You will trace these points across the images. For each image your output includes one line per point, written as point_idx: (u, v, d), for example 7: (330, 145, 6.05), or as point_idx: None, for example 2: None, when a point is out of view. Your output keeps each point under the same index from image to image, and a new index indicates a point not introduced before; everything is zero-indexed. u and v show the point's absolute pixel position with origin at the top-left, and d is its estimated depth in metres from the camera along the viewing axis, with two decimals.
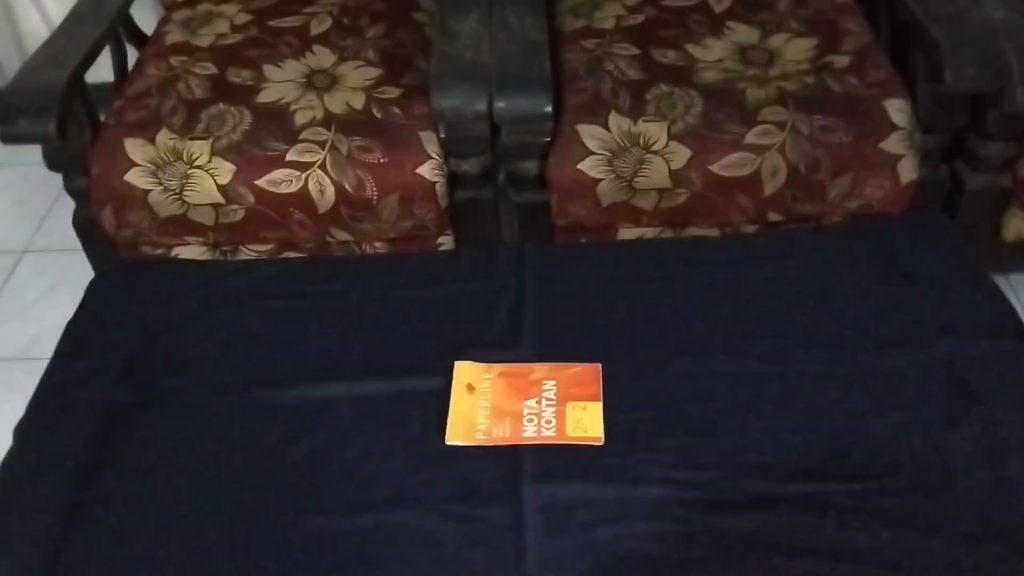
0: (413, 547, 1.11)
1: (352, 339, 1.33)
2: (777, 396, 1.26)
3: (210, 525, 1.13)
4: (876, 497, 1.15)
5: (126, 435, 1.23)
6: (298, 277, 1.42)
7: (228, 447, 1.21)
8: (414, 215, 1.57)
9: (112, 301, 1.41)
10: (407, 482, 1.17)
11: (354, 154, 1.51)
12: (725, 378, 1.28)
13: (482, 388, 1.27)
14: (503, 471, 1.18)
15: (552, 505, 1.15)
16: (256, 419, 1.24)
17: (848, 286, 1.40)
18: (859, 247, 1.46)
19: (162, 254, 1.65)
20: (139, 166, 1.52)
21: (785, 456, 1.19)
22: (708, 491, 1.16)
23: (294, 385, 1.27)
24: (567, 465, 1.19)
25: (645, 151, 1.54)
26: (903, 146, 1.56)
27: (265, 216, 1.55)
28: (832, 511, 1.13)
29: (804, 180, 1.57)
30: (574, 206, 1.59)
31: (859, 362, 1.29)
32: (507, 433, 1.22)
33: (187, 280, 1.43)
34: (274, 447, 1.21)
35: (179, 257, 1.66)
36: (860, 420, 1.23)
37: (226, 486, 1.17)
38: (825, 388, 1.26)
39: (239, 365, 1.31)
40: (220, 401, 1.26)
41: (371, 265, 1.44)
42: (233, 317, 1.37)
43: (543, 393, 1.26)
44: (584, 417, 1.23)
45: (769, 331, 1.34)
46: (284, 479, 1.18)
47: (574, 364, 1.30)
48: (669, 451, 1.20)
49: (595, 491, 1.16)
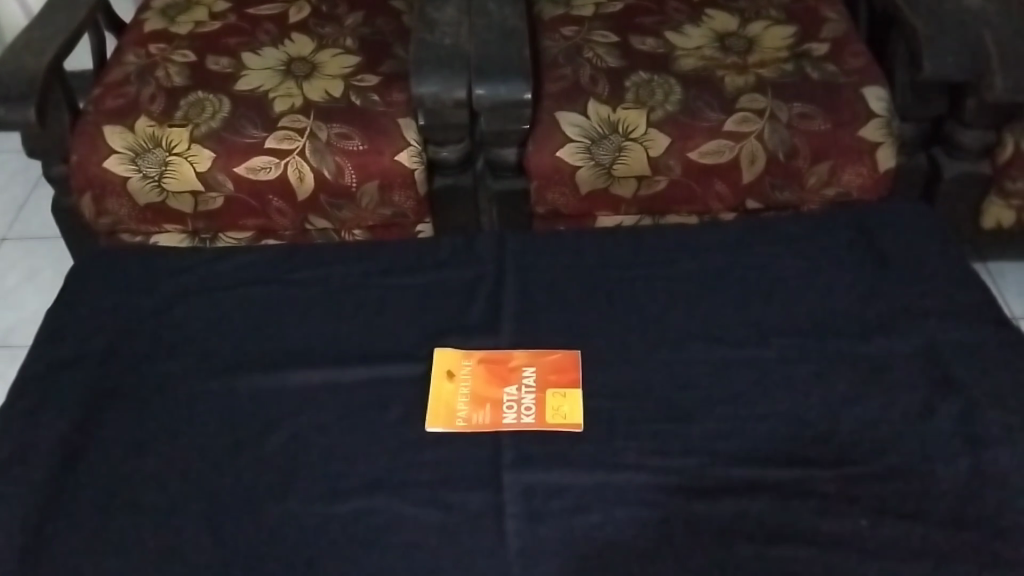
0: (396, 534, 1.11)
1: (333, 325, 1.33)
2: (757, 382, 1.27)
3: (192, 513, 1.14)
4: (855, 483, 1.16)
5: (106, 423, 1.23)
6: (280, 262, 1.42)
7: (210, 435, 1.21)
8: (393, 202, 1.57)
9: (92, 287, 1.40)
10: (389, 468, 1.17)
11: (333, 141, 1.51)
12: (706, 364, 1.29)
13: (463, 374, 1.27)
14: (485, 458, 1.19)
15: (532, 491, 1.15)
16: (238, 406, 1.24)
17: (828, 273, 1.41)
18: (839, 234, 1.47)
19: (140, 242, 1.64)
20: (118, 153, 1.52)
21: (764, 443, 1.20)
22: (689, 477, 1.17)
23: (275, 371, 1.27)
24: (548, 452, 1.19)
25: (624, 138, 1.54)
26: (882, 133, 1.56)
27: (244, 203, 1.55)
28: (810, 497, 1.14)
29: (782, 167, 1.57)
30: (553, 193, 1.59)
31: (839, 349, 1.30)
32: (487, 420, 1.23)
33: (168, 266, 1.42)
34: (256, 435, 1.21)
35: (157, 245, 1.65)
36: (839, 407, 1.23)
37: (208, 474, 1.17)
38: (804, 375, 1.27)
39: (220, 351, 1.30)
40: (201, 388, 1.26)
41: (351, 251, 1.44)
42: (213, 303, 1.36)
43: (522, 380, 1.27)
44: (563, 404, 1.24)
45: (749, 318, 1.35)
46: (266, 466, 1.18)
47: (553, 351, 1.30)
48: (649, 438, 1.21)
49: (576, 478, 1.16)
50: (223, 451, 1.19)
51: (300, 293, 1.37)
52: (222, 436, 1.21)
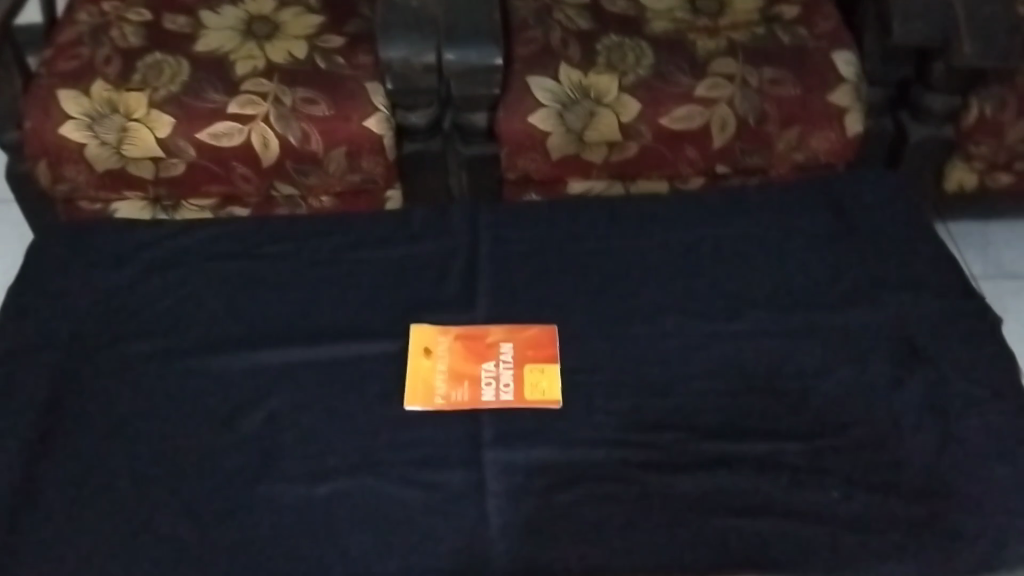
0: (374, 514, 1.09)
1: (300, 299, 1.27)
2: (736, 355, 1.24)
3: (168, 498, 1.11)
4: (829, 456, 1.15)
5: (72, 402, 1.19)
6: (240, 224, 1.36)
7: (180, 416, 1.17)
8: (362, 168, 1.53)
9: (46, 253, 1.34)
10: (367, 445, 1.15)
11: (299, 106, 1.48)
12: (684, 340, 1.25)
13: (440, 351, 1.23)
14: (461, 437, 1.16)
15: (513, 469, 1.13)
16: (207, 385, 1.20)
17: (808, 240, 1.36)
18: (823, 203, 1.41)
19: (99, 212, 1.57)
20: (74, 119, 1.47)
21: (745, 419, 1.18)
22: (668, 454, 1.15)
23: (242, 347, 1.23)
24: (528, 430, 1.16)
25: (596, 103, 1.52)
26: (850, 98, 1.57)
27: (206, 169, 1.51)
28: (787, 472, 1.14)
29: (753, 132, 1.56)
30: (523, 159, 1.56)
31: (818, 323, 1.27)
32: (465, 397, 1.19)
33: (124, 229, 1.36)
34: (227, 415, 1.17)
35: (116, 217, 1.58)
36: (819, 380, 1.21)
37: (178, 457, 1.14)
38: (784, 352, 1.24)
39: (184, 327, 1.25)
40: (169, 365, 1.22)
41: (312, 222, 1.36)
42: (175, 274, 1.30)
43: (500, 356, 1.23)
44: (542, 380, 1.20)
45: (729, 287, 1.31)
46: (237, 446, 1.15)
47: (530, 326, 1.26)
48: (626, 413, 1.18)
49: (557, 454, 1.15)
50: (194, 433, 1.16)
51: (264, 266, 1.31)
52: (192, 415, 1.17)
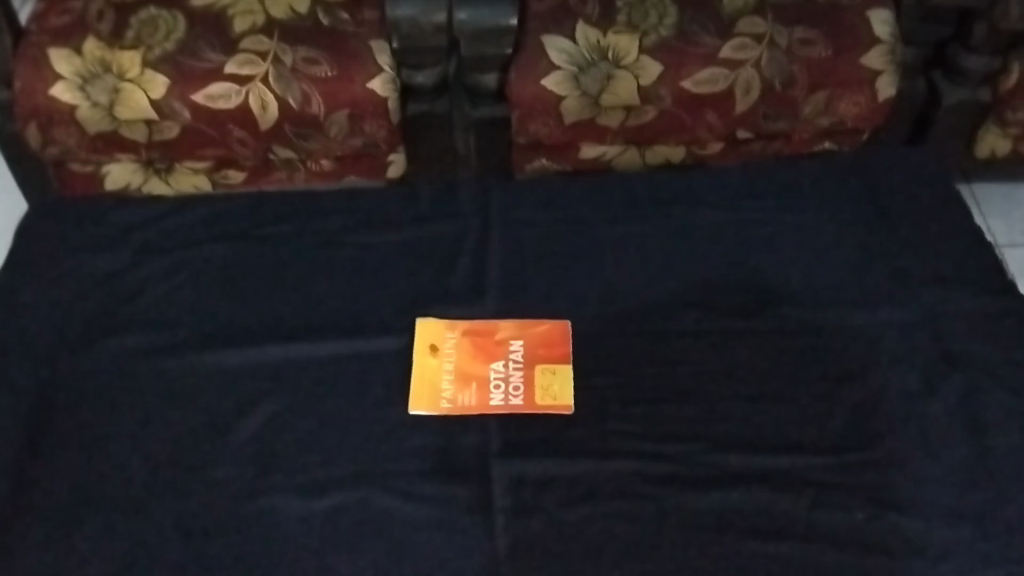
0: (376, 529, 1.06)
1: (303, 290, 1.24)
2: (756, 356, 1.18)
3: (165, 508, 1.07)
4: (848, 472, 1.10)
5: (65, 401, 1.15)
6: (243, 209, 1.32)
7: (176, 419, 1.13)
8: (364, 132, 1.47)
9: (39, 236, 1.29)
10: (372, 454, 1.11)
11: (299, 66, 1.42)
12: (703, 338, 1.19)
13: (447, 349, 1.18)
14: (470, 445, 1.12)
15: (523, 482, 1.10)
16: (204, 384, 1.16)
17: (834, 227, 1.30)
18: (849, 184, 1.35)
19: (90, 174, 1.52)
20: (65, 80, 1.41)
21: (762, 426, 1.13)
22: (682, 466, 1.10)
23: (242, 343, 1.19)
24: (537, 440, 1.12)
25: (614, 66, 1.45)
26: (883, 61, 1.48)
27: (201, 132, 1.45)
28: (809, 490, 1.09)
29: (778, 97, 1.48)
30: (535, 124, 1.48)
31: (842, 325, 1.21)
32: (473, 401, 1.15)
33: (121, 208, 1.32)
34: (224, 418, 1.13)
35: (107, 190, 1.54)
36: (843, 385, 1.16)
37: (172, 465, 1.10)
38: (806, 353, 1.19)
39: (183, 320, 1.21)
40: (165, 362, 1.18)
41: (319, 203, 1.32)
42: (173, 263, 1.26)
43: (510, 355, 1.18)
44: (553, 383, 1.16)
45: (750, 279, 1.25)
46: (235, 452, 1.11)
47: (542, 321, 1.21)
48: (640, 420, 1.14)
49: (566, 466, 1.10)
50: (190, 438, 1.12)
51: (267, 253, 1.27)
52: (190, 417, 1.14)
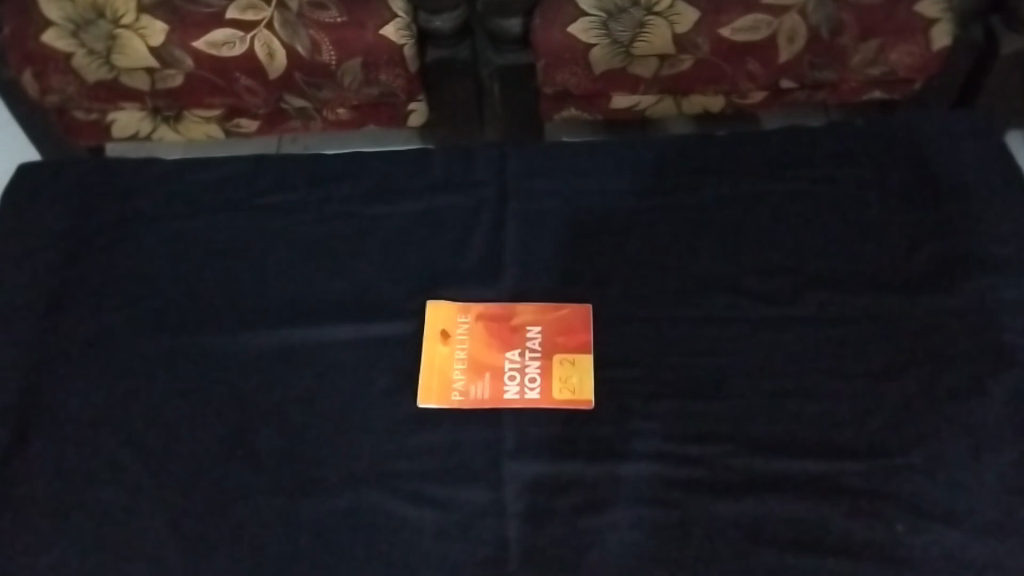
0: (376, 534, 0.99)
1: (308, 270, 1.17)
2: (793, 347, 1.09)
3: (157, 503, 1.02)
4: (887, 478, 1.01)
5: (59, 388, 1.10)
6: (248, 180, 1.26)
7: (171, 410, 1.08)
8: (380, 81, 1.38)
9: (37, 210, 1.25)
10: (377, 451, 1.05)
11: (306, 12, 1.33)
12: (734, 324, 1.11)
13: (459, 335, 1.11)
14: (481, 443, 1.05)
15: (537, 485, 1.03)
16: (204, 372, 1.11)
17: (880, 198, 1.19)
18: (899, 149, 1.24)
19: (94, 122, 1.45)
20: (56, 26, 1.33)
21: (795, 426, 1.05)
22: (707, 471, 1.03)
23: (243, 327, 1.13)
24: (552, 438, 1.05)
25: (646, 12, 1.34)
26: (939, 8, 1.36)
27: (207, 80, 1.37)
28: (844, 497, 1.00)
29: (824, 46, 1.37)
30: (562, 73, 1.38)
31: (887, 310, 1.11)
32: (486, 394, 1.08)
33: (124, 184, 1.27)
34: (221, 407, 1.08)
35: (115, 138, 1.47)
36: (886, 381, 1.07)
37: (167, 457, 1.05)
38: (848, 345, 1.09)
39: (181, 296, 1.17)
40: (163, 350, 1.13)
41: (327, 171, 1.25)
42: (175, 241, 1.21)
43: (527, 343, 1.11)
44: (572, 375, 1.08)
45: (787, 257, 1.15)
46: (231, 446, 1.05)
47: (562, 304, 1.13)
48: (664, 418, 1.06)
49: (582, 468, 1.03)
50: (186, 431, 1.07)
51: (271, 226, 1.21)
52: (187, 409, 1.08)
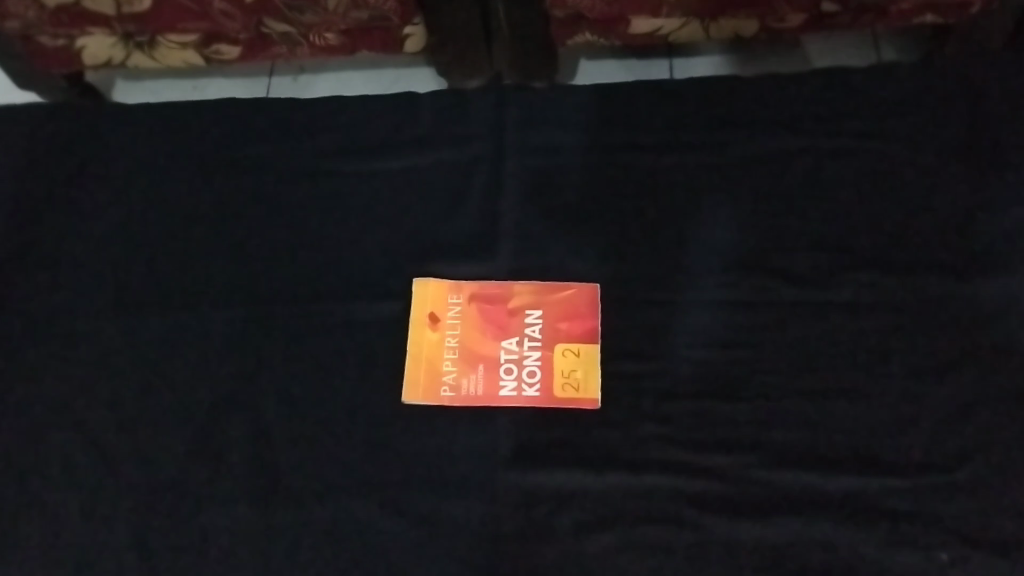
0: (353, 556, 0.90)
1: (285, 240, 1.05)
2: (829, 338, 0.96)
3: (119, 517, 0.93)
4: (933, 498, 0.89)
5: (15, 383, 1.01)
6: (221, 131, 1.12)
7: (135, 411, 0.98)
8: (370, 4, 1.22)
9: None
10: (357, 457, 0.94)
11: None
12: (762, 310, 0.97)
13: (450, 320, 0.99)
14: (473, 447, 0.94)
15: (535, 498, 0.92)
16: (170, 365, 1.00)
17: (942, 155, 1.03)
18: (966, 97, 1.05)
19: (63, 49, 1.29)
20: None
21: (829, 433, 0.92)
22: (727, 485, 0.91)
23: (213, 308, 1.02)
24: (553, 442, 0.94)
25: None
26: None
27: (178, 4, 1.21)
28: (882, 519, 0.88)
29: None
30: None
31: (937, 294, 0.96)
32: (480, 390, 0.96)
33: (85, 132, 1.13)
34: (188, 403, 0.98)
35: (87, 66, 1.33)
36: (934, 380, 0.93)
37: (130, 461, 0.96)
38: (893, 336, 0.95)
39: (145, 267, 1.05)
40: (126, 340, 1.02)
41: (307, 121, 1.11)
42: (139, 204, 1.09)
43: (526, 330, 0.99)
44: (575, 369, 0.96)
45: (830, 229, 1.00)
46: (199, 454, 0.95)
47: (565, 284, 1.00)
48: (680, 422, 0.94)
49: (587, 479, 0.92)
50: (149, 435, 0.97)
51: (246, 187, 1.08)
52: (152, 410, 0.98)
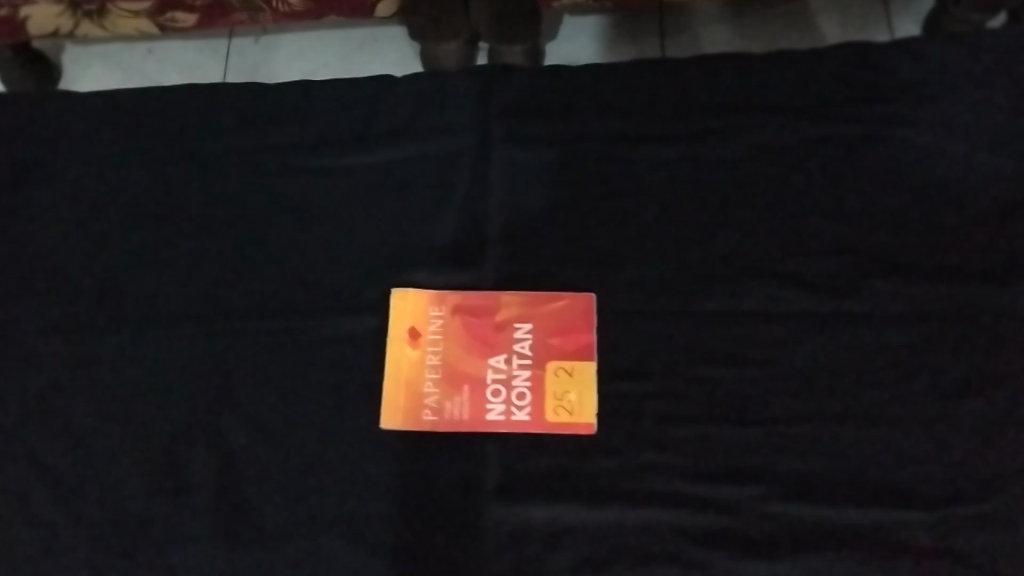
0: None
1: (251, 244, 0.96)
2: (847, 354, 0.88)
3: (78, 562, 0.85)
4: (959, 533, 0.81)
5: None
6: (178, 119, 1.02)
7: (90, 440, 0.90)
8: None
9: None
10: (332, 491, 0.87)
11: None
12: (773, 323, 0.89)
13: (431, 335, 0.91)
14: (458, 479, 0.87)
15: (526, 535, 0.84)
16: (127, 388, 0.92)
17: (969, 146, 0.94)
18: (998, 76, 0.96)
19: (5, 18, 1.16)
20: None
21: (846, 461, 0.85)
22: (734, 519, 0.83)
23: (174, 322, 0.94)
24: (545, 473, 0.87)
25: None
26: None
27: None
28: (903, 557, 0.81)
29: None
30: None
31: (963, 305, 0.88)
32: (465, 415, 0.88)
33: (29, 119, 1.03)
34: (148, 432, 0.90)
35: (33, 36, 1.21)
36: (960, 401, 0.86)
37: (88, 497, 0.88)
38: (915, 352, 0.87)
39: (99, 275, 0.96)
40: (78, 357, 0.93)
41: (271, 107, 1.01)
42: (88, 201, 0.99)
43: (514, 345, 0.90)
44: (569, 391, 0.88)
45: (846, 232, 0.92)
46: (162, 490, 0.88)
47: (558, 294, 0.91)
48: (684, 448, 0.86)
49: (583, 515, 0.84)
50: (107, 468, 0.89)
51: (204, 184, 0.99)
52: (107, 438, 0.90)
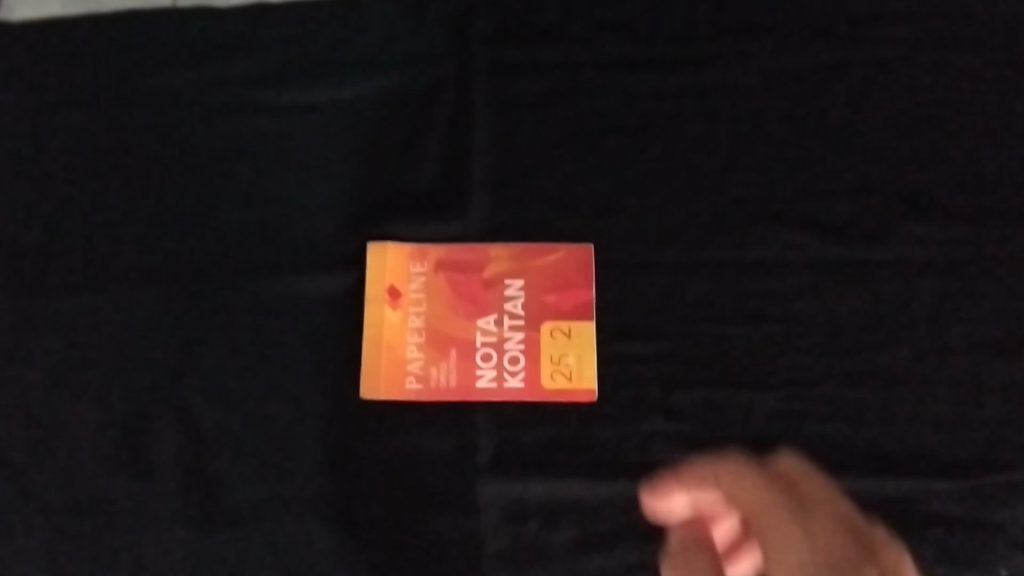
0: None
1: (207, 187, 0.86)
2: (869, 307, 0.80)
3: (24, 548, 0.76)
4: (996, 503, 0.74)
5: None
6: (118, 41, 0.90)
7: (32, 410, 0.80)
8: None
9: None
10: (307, 467, 0.79)
11: None
12: (790, 274, 0.81)
13: (413, 295, 0.82)
14: (446, 453, 0.79)
15: (522, 514, 0.77)
16: (72, 350, 0.82)
17: (996, 80, 0.86)
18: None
19: None
20: None
21: (873, 425, 0.77)
22: None
23: (123, 275, 0.84)
24: (541, 443, 0.78)
25: None
26: None
27: None
28: (936, 530, 0.73)
29: None
30: None
31: (994, 252, 0.81)
32: (452, 383, 0.80)
33: None
34: (99, 400, 0.80)
35: None
36: (993, 358, 0.78)
37: (33, 474, 0.79)
38: (943, 304, 0.80)
39: (33, 221, 0.85)
40: (15, 315, 0.83)
41: (224, 30, 0.90)
42: (18, 135, 0.88)
43: (505, 304, 0.82)
44: (567, 354, 0.80)
45: (868, 172, 0.83)
46: (116, 466, 0.79)
47: (552, 246, 0.83)
48: (694, 413, 0.78)
49: (584, 490, 0.77)
50: (52, 441, 0.79)
51: (151, 120, 0.88)
52: (52, 408, 0.80)
